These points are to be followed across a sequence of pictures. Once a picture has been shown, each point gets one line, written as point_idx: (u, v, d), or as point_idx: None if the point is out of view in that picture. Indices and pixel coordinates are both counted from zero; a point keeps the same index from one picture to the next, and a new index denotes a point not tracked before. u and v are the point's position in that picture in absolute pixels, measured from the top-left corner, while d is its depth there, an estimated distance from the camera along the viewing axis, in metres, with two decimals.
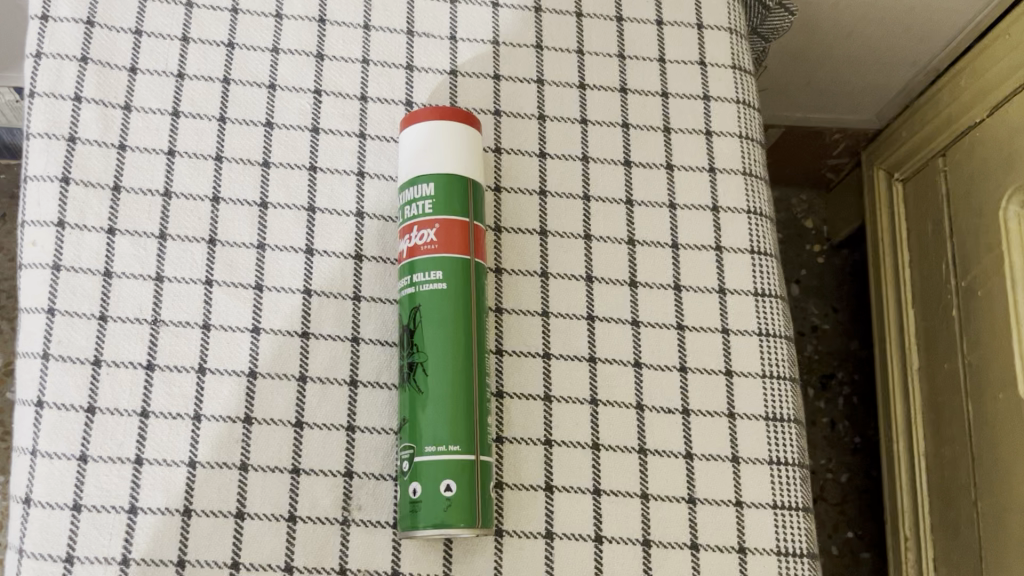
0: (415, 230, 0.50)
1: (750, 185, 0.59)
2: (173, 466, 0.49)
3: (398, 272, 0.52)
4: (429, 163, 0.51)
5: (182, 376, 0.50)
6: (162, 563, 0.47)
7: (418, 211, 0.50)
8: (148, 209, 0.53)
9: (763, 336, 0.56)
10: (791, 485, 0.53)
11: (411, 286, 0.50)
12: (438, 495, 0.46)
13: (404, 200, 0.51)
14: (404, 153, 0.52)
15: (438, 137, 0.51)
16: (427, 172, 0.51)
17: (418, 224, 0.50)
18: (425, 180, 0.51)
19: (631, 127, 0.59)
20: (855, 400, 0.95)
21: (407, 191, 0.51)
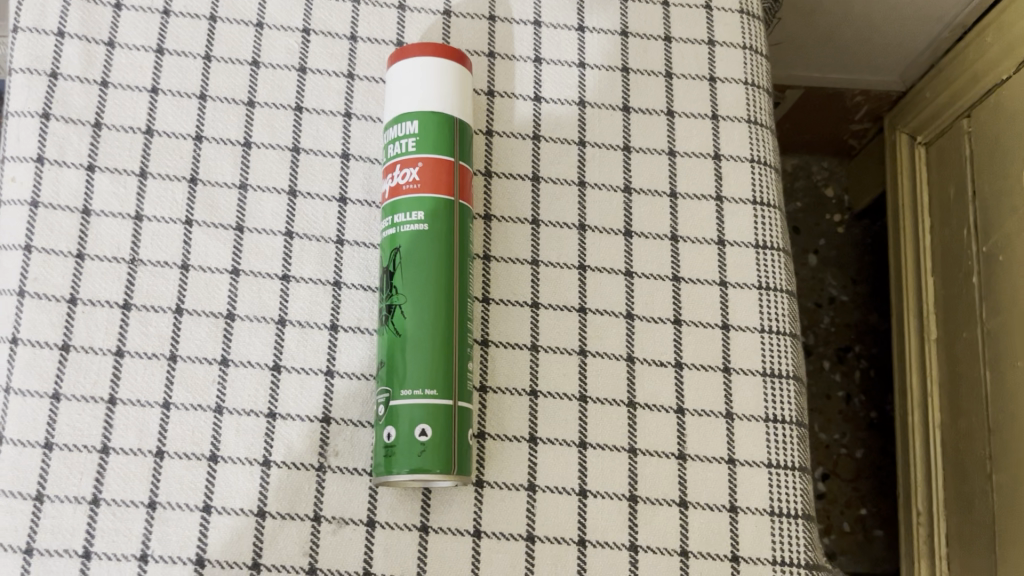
0: (397, 170, 0.49)
1: (755, 133, 0.56)
2: (147, 407, 0.48)
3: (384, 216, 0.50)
4: (415, 100, 0.49)
5: (158, 316, 0.49)
6: (132, 504, 0.46)
7: (401, 149, 0.49)
8: (129, 147, 0.51)
9: (763, 290, 0.53)
10: (787, 443, 0.51)
11: (392, 228, 0.48)
12: (413, 441, 0.44)
13: (389, 139, 0.50)
14: (390, 88, 0.50)
15: (431, 86, 0.49)
16: (413, 112, 0.49)
17: (400, 163, 0.49)
18: (409, 118, 0.49)
19: (630, 72, 0.56)
20: (872, 373, 0.92)
21: (392, 129, 0.49)
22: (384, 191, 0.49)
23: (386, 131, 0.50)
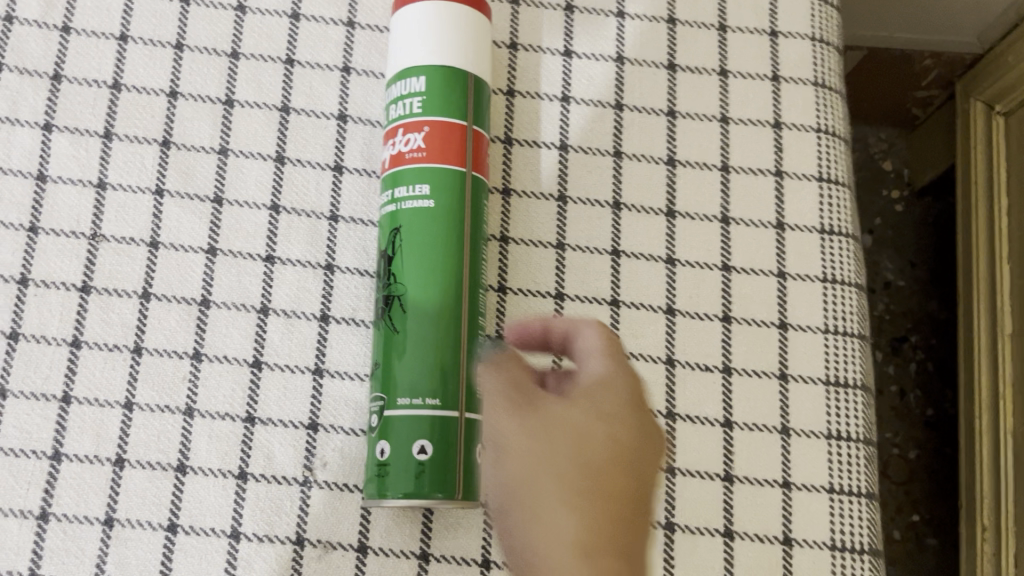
0: (400, 134, 0.41)
1: (822, 98, 0.48)
2: (106, 407, 0.41)
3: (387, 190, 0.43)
4: (420, 53, 0.41)
5: (122, 301, 0.42)
6: (86, 521, 0.40)
7: (406, 109, 0.41)
8: (92, 104, 0.44)
9: (829, 284, 0.45)
10: (853, 465, 0.43)
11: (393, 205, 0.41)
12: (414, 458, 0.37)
13: (390, 97, 0.42)
14: (393, 37, 0.42)
15: (437, 35, 0.41)
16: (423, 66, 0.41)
17: (403, 127, 0.41)
18: (416, 73, 0.41)
19: (677, 23, 0.48)
20: (929, 367, 0.82)
21: (395, 87, 0.42)
22: (384, 160, 0.42)
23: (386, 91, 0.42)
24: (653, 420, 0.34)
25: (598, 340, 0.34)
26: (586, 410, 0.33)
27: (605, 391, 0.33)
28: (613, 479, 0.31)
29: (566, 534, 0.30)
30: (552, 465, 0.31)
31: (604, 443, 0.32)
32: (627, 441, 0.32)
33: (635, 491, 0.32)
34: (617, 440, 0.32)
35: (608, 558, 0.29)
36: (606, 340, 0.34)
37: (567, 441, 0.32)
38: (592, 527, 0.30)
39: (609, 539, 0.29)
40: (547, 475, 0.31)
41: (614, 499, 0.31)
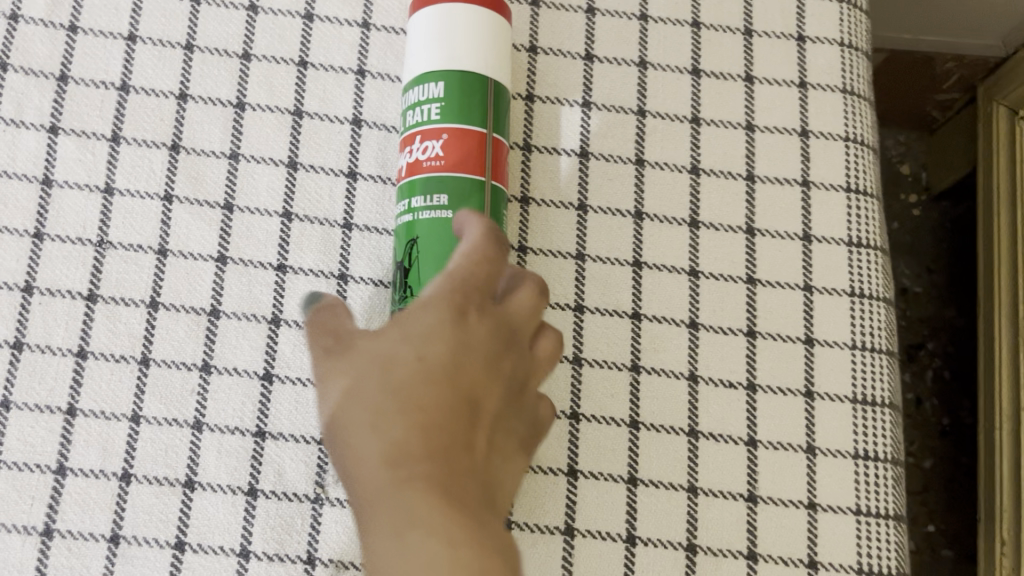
0: (418, 140, 0.40)
1: (851, 106, 0.46)
2: (113, 420, 0.40)
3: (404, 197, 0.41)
4: (439, 56, 0.39)
5: (129, 310, 0.41)
6: (91, 538, 0.38)
7: (423, 115, 0.40)
8: (99, 106, 0.43)
9: (857, 298, 0.44)
10: (881, 486, 0.42)
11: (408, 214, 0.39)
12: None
13: (407, 102, 0.41)
14: (410, 40, 0.40)
15: (458, 38, 0.39)
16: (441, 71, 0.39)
17: (420, 134, 0.40)
18: (433, 78, 0.39)
19: (701, 27, 0.46)
20: (946, 375, 0.77)
21: (413, 92, 0.40)
22: (402, 167, 0.41)
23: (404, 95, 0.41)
24: (486, 330, 0.31)
25: (474, 240, 0.32)
26: (403, 334, 0.30)
27: (433, 309, 0.30)
28: (424, 396, 0.28)
29: (368, 458, 0.27)
30: (358, 395, 0.29)
31: (412, 361, 0.29)
32: (437, 360, 0.29)
33: (457, 407, 0.29)
34: (425, 359, 0.29)
35: (411, 479, 0.27)
36: (464, 257, 0.31)
37: (373, 370, 0.29)
38: (396, 447, 0.27)
39: (416, 456, 0.27)
40: (354, 404, 0.29)
41: (429, 415, 0.28)
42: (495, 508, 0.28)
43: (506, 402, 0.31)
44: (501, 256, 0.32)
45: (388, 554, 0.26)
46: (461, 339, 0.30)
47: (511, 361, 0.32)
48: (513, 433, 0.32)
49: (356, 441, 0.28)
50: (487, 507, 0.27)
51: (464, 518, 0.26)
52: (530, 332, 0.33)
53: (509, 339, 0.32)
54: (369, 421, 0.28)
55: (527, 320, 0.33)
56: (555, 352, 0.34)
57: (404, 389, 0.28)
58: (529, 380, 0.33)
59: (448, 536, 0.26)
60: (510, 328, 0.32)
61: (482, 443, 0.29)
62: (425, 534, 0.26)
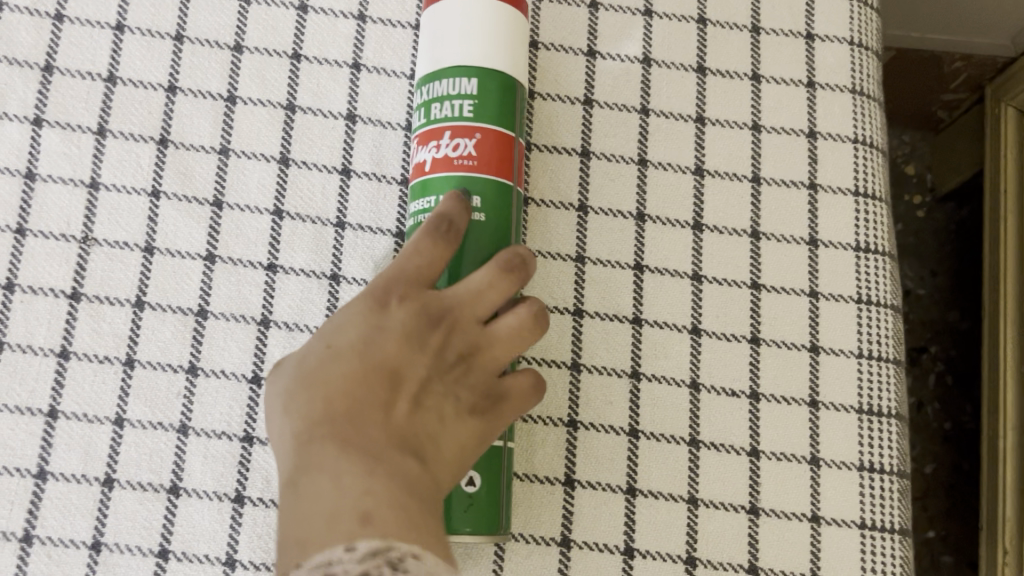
0: (445, 139, 0.37)
1: (860, 106, 0.45)
2: (95, 423, 0.38)
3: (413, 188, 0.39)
4: (474, 50, 0.36)
5: (113, 310, 0.40)
6: (72, 545, 0.37)
7: (451, 113, 0.36)
8: (85, 97, 0.42)
9: (864, 305, 0.42)
10: (886, 499, 0.41)
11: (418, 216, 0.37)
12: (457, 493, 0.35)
13: (430, 92, 0.37)
14: (436, 24, 0.36)
15: (492, 33, 0.36)
16: (477, 68, 0.36)
17: (448, 130, 0.37)
18: (467, 74, 0.36)
19: (708, 24, 0.45)
20: (949, 379, 0.75)
21: (438, 83, 0.37)
22: (420, 161, 0.37)
23: (425, 83, 0.37)
24: (407, 310, 0.34)
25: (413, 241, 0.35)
26: (328, 332, 0.34)
27: (353, 306, 0.34)
28: (331, 374, 0.32)
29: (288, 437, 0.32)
30: (282, 388, 0.33)
31: (322, 350, 0.33)
32: (346, 345, 0.33)
33: (364, 379, 0.32)
34: (336, 345, 0.33)
35: (311, 441, 0.31)
36: (396, 262, 0.35)
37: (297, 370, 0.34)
38: (307, 421, 0.31)
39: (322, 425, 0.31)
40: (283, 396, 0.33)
41: (337, 390, 0.32)
42: (409, 459, 0.31)
43: (432, 373, 0.34)
44: (436, 241, 0.34)
45: (290, 504, 0.30)
46: (374, 323, 0.34)
47: (440, 336, 0.34)
48: (455, 401, 0.34)
49: (279, 425, 0.32)
50: (390, 455, 0.31)
51: (353, 466, 0.30)
52: (475, 309, 0.35)
53: (438, 317, 0.34)
54: (287, 405, 0.32)
55: (471, 298, 0.35)
56: (522, 324, 0.35)
57: (314, 373, 0.33)
58: (473, 356, 0.35)
59: (338, 478, 0.29)
60: (443, 307, 0.34)
61: (396, 409, 0.32)
62: (320, 484, 0.29)
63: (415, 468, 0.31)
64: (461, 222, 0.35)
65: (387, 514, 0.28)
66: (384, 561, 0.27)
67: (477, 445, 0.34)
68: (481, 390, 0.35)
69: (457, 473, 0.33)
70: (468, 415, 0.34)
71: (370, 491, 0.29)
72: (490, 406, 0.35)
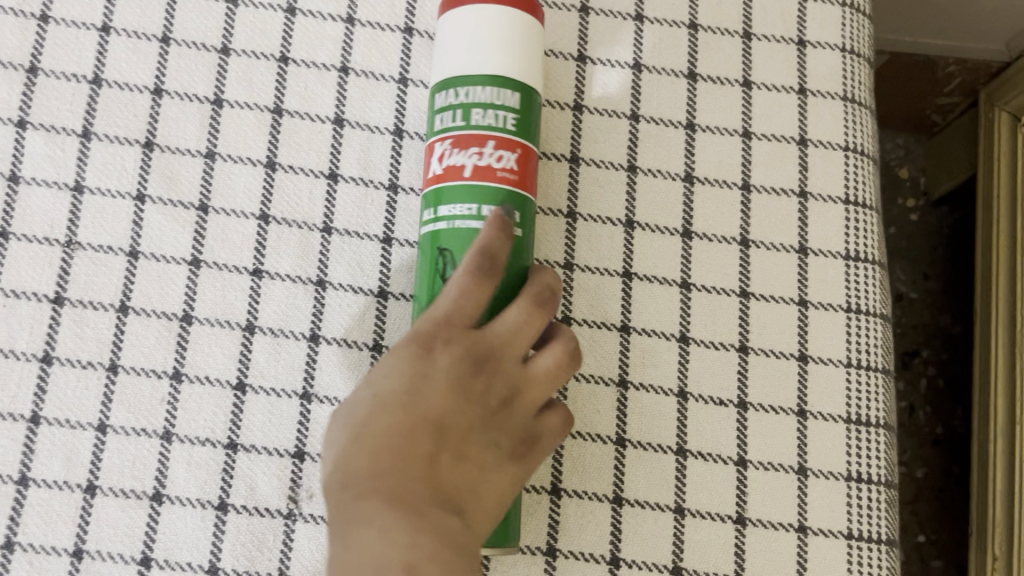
0: (489, 147, 0.36)
1: (851, 114, 0.45)
2: (78, 429, 0.38)
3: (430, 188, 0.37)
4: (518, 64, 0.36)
5: (97, 315, 0.39)
6: (54, 552, 0.37)
7: (495, 123, 0.36)
8: (70, 99, 0.41)
9: (853, 314, 0.42)
10: (873, 509, 0.41)
11: (446, 220, 0.36)
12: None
13: (470, 96, 0.36)
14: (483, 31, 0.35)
15: (530, 48, 0.36)
16: (518, 81, 0.36)
17: (490, 139, 0.36)
18: (511, 86, 0.36)
19: (699, 29, 0.45)
20: (941, 383, 0.75)
21: (483, 90, 0.36)
22: (453, 165, 0.36)
23: (461, 86, 0.36)
24: (453, 356, 0.32)
25: (463, 275, 0.33)
26: (369, 375, 0.32)
27: (398, 349, 0.33)
28: (377, 422, 0.31)
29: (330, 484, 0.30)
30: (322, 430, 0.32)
31: (368, 395, 0.32)
32: (393, 392, 0.32)
33: (410, 430, 0.31)
34: (382, 393, 0.32)
35: (356, 497, 0.30)
36: (445, 301, 0.33)
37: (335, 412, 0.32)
38: (353, 470, 0.30)
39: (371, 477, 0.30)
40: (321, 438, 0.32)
41: (387, 439, 0.30)
42: (455, 517, 0.30)
43: (477, 420, 0.33)
44: (488, 279, 0.33)
45: (335, 558, 0.29)
46: (421, 370, 0.32)
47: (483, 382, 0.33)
48: (496, 449, 0.33)
49: (321, 468, 0.31)
50: (436, 513, 0.30)
51: (406, 526, 0.29)
52: (514, 349, 0.34)
53: (482, 361, 0.33)
54: (328, 451, 0.31)
55: (511, 336, 0.34)
56: (560, 365, 0.35)
57: (360, 420, 0.31)
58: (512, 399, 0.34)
59: (384, 534, 0.29)
60: (486, 349, 0.33)
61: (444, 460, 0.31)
62: (375, 543, 0.28)
63: (460, 525, 0.31)
64: (502, 257, 0.34)
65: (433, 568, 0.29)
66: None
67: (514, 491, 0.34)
68: (520, 434, 0.34)
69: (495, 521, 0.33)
70: (507, 461, 0.34)
71: (414, 548, 0.28)
72: (528, 450, 0.34)
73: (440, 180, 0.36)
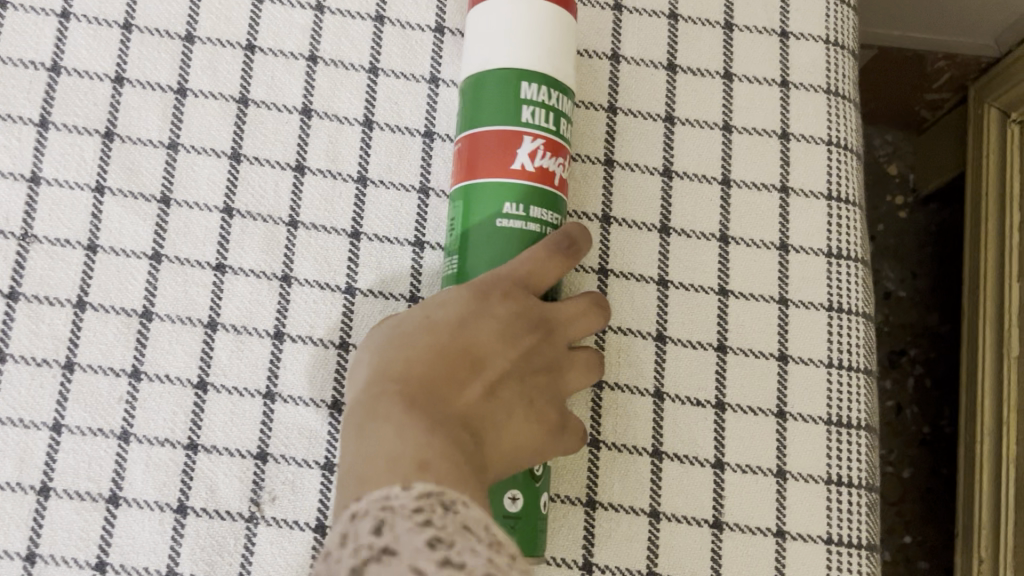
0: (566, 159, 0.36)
1: (834, 107, 0.44)
2: (32, 429, 0.37)
3: (514, 181, 0.35)
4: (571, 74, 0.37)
5: (53, 311, 0.38)
6: (5, 556, 0.36)
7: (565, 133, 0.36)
8: (28, 87, 0.40)
9: (835, 313, 0.41)
10: (853, 513, 0.40)
11: (538, 223, 0.35)
12: (503, 517, 0.34)
13: (557, 101, 0.35)
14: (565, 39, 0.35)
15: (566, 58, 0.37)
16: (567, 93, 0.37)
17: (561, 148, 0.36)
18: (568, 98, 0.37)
19: (679, 19, 0.43)
20: (928, 383, 0.74)
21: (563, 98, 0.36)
22: (546, 168, 0.35)
23: (554, 88, 0.35)
24: (508, 307, 0.33)
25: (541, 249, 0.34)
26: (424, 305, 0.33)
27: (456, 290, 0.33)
28: (420, 341, 0.31)
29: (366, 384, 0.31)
30: (371, 344, 0.33)
31: (420, 319, 0.32)
32: (442, 320, 0.32)
33: (455, 355, 0.31)
34: (434, 316, 0.32)
35: (386, 395, 0.30)
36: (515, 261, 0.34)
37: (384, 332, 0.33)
38: (389, 375, 0.31)
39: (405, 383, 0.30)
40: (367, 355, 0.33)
41: (428, 356, 0.31)
42: (471, 442, 0.29)
43: (517, 373, 0.32)
44: (561, 261, 0.34)
45: (352, 444, 0.29)
46: (474, 309, 0.32)
47: (534, 341, 0.33)
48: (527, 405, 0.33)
49: (359, 377, 0.32)
50: (458, 430, 0.29)
51: (422, 423, 0.28)
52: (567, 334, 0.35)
53: (535, 325, 0.33)
54: (372, 359, 0.32)
55: (566, 319, 0.35)
56: (590, 369, 0.36)
57: (407, 339, 0.32)
58: (554, 374, 0.34)
59: (402, 424, 0.28)
60: (542, 318, 0.34)
61: (474, 394, 0.31)
62: (384, 431, 0.28)
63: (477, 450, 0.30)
64: (581, 248, 0.35)
65: (442, 460, 0.27)
66: (438, 504, 0.25)
67: (538, 452, 0.33)
68: (556, 405, 0.34)
69: (509, 471, 0.32)
70: (536, 424, 0.33)
71: (427, 439, 0.28)
72: (560, 430, 0.33)
73: (533, 179, 0.35)
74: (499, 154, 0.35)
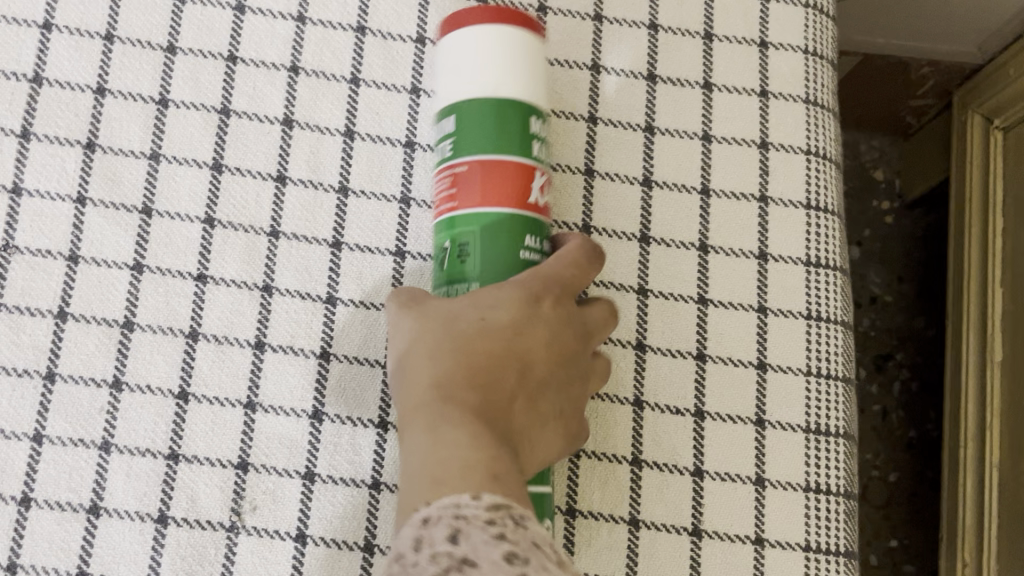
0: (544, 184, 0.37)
1: (814, 117, 0.44)
2: (13, 440, 0.37)
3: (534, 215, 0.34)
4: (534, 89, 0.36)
5: (33, 321, 0.38)
6: None
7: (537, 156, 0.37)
8: (9, 99, 0.40)
9: (814, 322, 0.42)
10: (832, 521, 0.40)
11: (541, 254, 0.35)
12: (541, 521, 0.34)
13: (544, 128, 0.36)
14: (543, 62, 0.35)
15: None
16: None
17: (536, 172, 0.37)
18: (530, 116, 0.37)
19: (659, 29, 0.44)
20: (914, 387, 0.74)
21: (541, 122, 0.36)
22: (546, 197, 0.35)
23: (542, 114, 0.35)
24: (555, 317, 0.33)
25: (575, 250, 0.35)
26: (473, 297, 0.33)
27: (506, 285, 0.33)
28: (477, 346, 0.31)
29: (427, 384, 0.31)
30: (425, 333, 0.32)
31: (474, 317, 0.32)
32: (498, 323, 0.32)
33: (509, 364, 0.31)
34: (488, 319, 0.32)
35: (450, 403, 0.30)
36: (558, 262, 0.34)
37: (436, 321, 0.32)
38: (449, 379, 0.31)
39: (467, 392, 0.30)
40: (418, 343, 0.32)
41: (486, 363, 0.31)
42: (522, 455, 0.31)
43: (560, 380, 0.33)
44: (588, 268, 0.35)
45: (422, 451, 0.29)
46: (528, 314, 0.32)
47: (577, 348, 0.34)
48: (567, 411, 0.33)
49: (415, 373, 0.31)
50: (513, 446, 0.30)
51: (487, 440, 0.29)
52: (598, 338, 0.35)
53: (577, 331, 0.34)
54: (430, 355, 0.31)
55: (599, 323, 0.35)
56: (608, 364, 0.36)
57: (464, 340, 0.31)
58: (589, 380, 0.35)
59: (470, 440, 0.29)
60: (581, 324, 0.34)
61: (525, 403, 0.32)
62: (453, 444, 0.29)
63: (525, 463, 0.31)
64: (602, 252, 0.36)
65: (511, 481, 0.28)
66: (507, 517, 0.26)
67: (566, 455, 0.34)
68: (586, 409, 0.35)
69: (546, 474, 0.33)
70: (572, 428, 0.34)
71: (495, 458, 0.28)
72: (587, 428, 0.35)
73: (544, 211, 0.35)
74: (520, 186, 0.34)
